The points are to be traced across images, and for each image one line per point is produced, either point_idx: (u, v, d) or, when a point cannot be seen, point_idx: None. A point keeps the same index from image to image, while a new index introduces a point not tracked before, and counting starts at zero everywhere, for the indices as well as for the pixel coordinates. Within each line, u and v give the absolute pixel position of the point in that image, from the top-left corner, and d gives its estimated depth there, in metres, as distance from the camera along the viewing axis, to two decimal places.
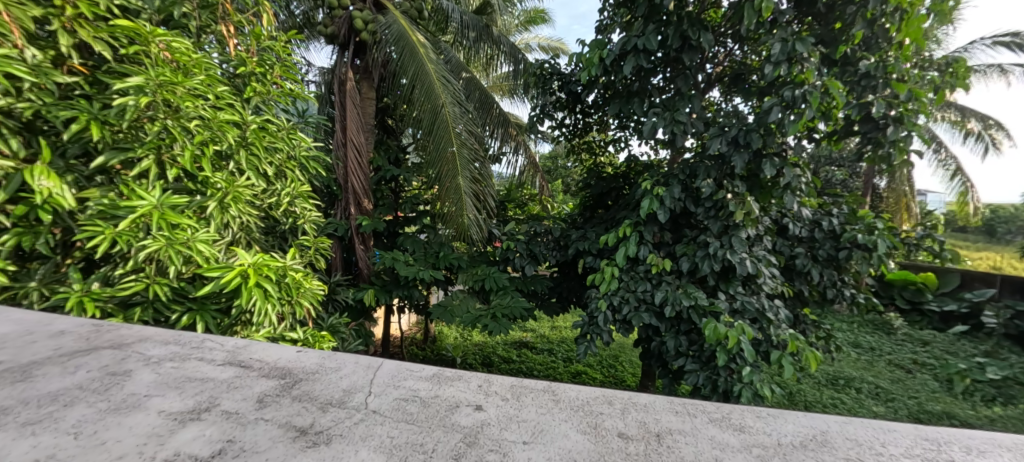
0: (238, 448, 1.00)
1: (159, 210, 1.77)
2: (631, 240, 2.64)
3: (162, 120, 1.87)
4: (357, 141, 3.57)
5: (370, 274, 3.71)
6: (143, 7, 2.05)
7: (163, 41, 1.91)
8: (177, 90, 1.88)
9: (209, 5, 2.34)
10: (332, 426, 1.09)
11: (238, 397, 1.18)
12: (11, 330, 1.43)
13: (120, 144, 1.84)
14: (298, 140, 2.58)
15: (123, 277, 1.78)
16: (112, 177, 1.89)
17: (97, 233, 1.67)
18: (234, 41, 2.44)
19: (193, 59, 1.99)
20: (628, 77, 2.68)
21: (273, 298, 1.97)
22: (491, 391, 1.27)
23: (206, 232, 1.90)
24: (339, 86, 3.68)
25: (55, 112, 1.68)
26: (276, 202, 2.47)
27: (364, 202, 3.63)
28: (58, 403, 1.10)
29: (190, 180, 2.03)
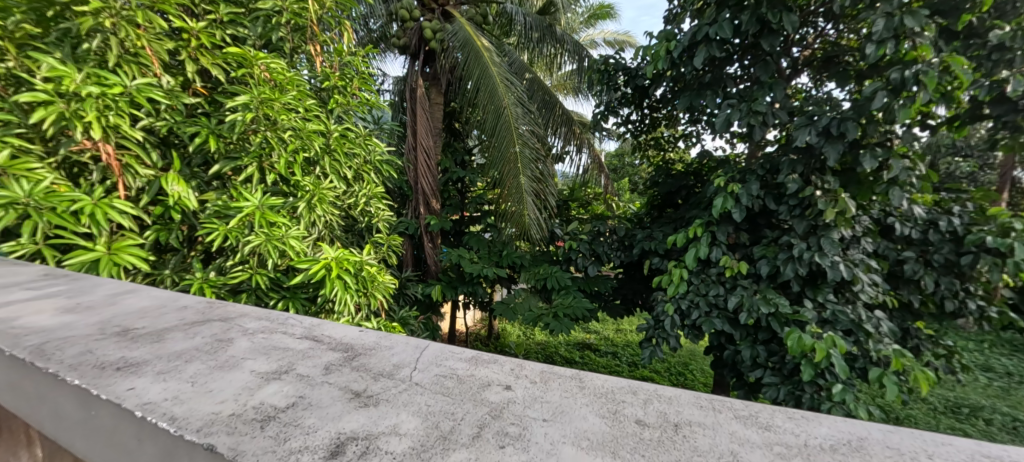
0: (306, 403, 0.90)
1: (261, 210, 2.02)
2: (702, 240, 2.54)
3: (263, 132, 2.12)
4: (427, 144, 3.77)
5: (437, 270, 3.95)
6: (248, 34, 2.35)
7: (264, 64, 2.17)
8: (274, 105, 2.12)
9: (300, 27, 2.58)
10: (382, 391, 0.96)
11: (314, 364, 1.08)
12: (151, 301, 1.46)
13: (231, 154, 2.12)
14: (373, 145, 2.78)
15: (233, 267, 2.05)
16: (225, 182, 2.18)
17: (213, 230, 1.93)
18: (320, 58, 2.68)
19: (287, 77, 2.23)
20: (700, 68, 2.58)
21: (351, 288, 2.21)
22: (526, 374, 1.05)
23: (297, 229, 2.14)
24: (410, 93, 3.91)
25: (184, 128, 1.98)
26: (355, 202, 2.69)
27: (433, 202, 3.84)
28: (179, 358, 1.07)
29: (284, 184, 2.29)
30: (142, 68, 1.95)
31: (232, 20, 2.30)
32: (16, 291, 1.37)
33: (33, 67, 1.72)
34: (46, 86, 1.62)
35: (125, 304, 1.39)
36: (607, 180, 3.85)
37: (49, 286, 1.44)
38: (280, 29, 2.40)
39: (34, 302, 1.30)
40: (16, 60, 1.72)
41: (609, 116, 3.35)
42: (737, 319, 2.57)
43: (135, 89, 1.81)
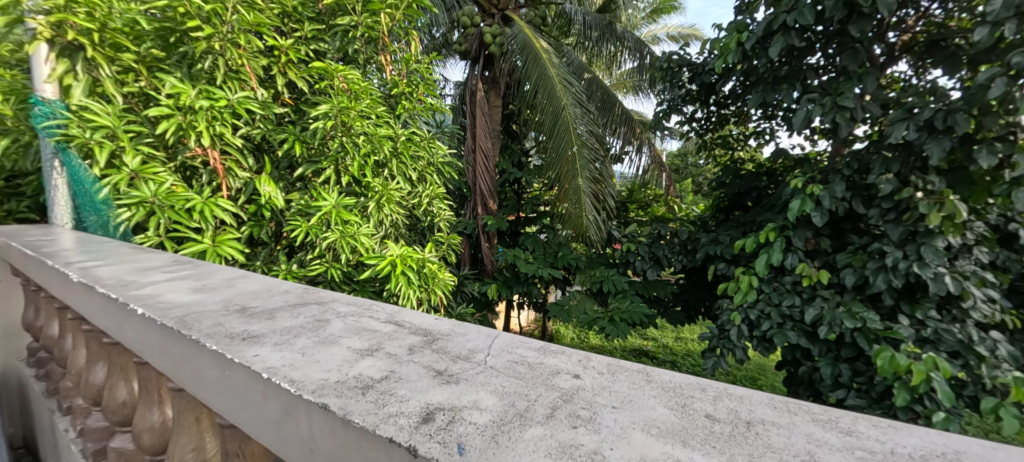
0: (397, 377, 0.68)
1: (336, 209, 2.17)
2: (775, 245, 2.28)
3: (340, 138, 2.27)
4: (485, 147, 3.86)
5: (494, 269, 4.02)
6: (328, 48, 2.55)
7: (342, 75, 2.32)
8: (350, 113, 2.25)
9: (373, 39, 2.72)
10: (468, 370, 0.73)
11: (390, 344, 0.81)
12: (265, 285, 1.18)
13: (313, 159, 2.30)
14: (436, 148, 2.88)
15: (312, 261, 2.22)
16: (307, 183, 2.37)
17: (297, 226, 2.10)
18: (390, 67, 2.82)
19: (362, 87, 2.37)
20: (774, 59, 2.25)
21: (414, 284, 2.33)
22: (592, 366, 0.77)
23: (368, 227, 2.28)
24: (471, 97, 4.03)
25: (275, 136, 2.19)
26: (419, 202, 2.82)
27: (490, 203, 3.94)
28: (271, 323, 0.85)
29: (356, 185, 2.44)
30: (240, 82, 2.17)
31: (315, 36, 2.50)
32: (150, 272, 1.19)
33: (158, 86, 1.99)
34: (168, 101, 1.85)
35: (245, 287, 1.14)
36: (668, 181, 3.72)
37: (179, 270, 1.24)
38: (356, 42, 2.56)
39: (169, 281, 1.11)
40: (144, 80, 1.99)
41: (673, 114, 3.21)
42: (814, 331, 2.24)
43: (237, 101, 2.01)
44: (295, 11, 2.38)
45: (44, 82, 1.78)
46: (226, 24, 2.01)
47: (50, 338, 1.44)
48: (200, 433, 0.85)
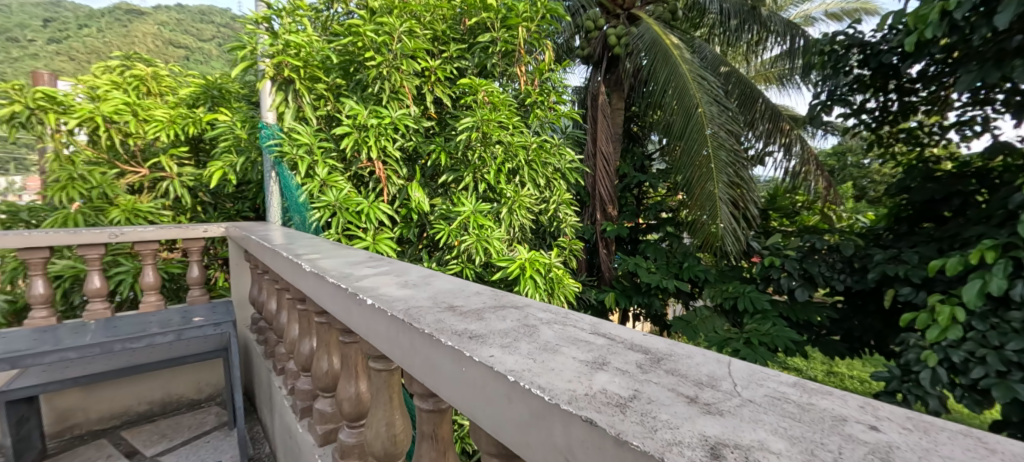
0: (645, 399, 0.45)
1: (474, 215, 2.29)
2: (993, 270, 1.80)
3: (479, 148, 2.41)
4: (606, 151, 3.73)
5: (611, 278, 3.86)
6: (468, 65, 2.77)
7: (485, 90, 2.44)
8: (491, 125, 2.36)
9: (508, 53, 2.80)
10: (733, 400, 0.46)
11: (579, 347, 0.56)
12: (458, 286, 0.97)
13: (454, 168, 2.49)
14: (566, 155, 2.84)
15: (451, 260, 2.39)
16: (446, 189, 2.57)
17: (440, 229, 2.28)
18: (524, 77, 2.90)
19: (502, 100, 2.46)
20: (997, 30, 1.81)
21: (541, 289, 2.30)
22: (886, 417, 0.45)
23: (500, 231, 2.37)
24: (591, 101, 3.92)
25: (424, 148, 2.42)
26: (546, 207, 2.83)
27: (610, 209, 3.79)
28: (474, 316, 0.70)
29: (491, 191, 2.58)
30: (399, 101, 2.45)
31: (458, 55, 2.73)
32: (358, 268, 1.18)
33: (340, 108, 2.37)
34: (349, 122, 2.15)
35: (441, 285, 0.96)
36: (824, 184, 3.26)
37: (384, 266, 1.20)
38: (494, 57, 2.70)
39: (380, 275, 1.07)
40: (331, 104, 2.39)
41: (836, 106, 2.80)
42: None
43: (398, 118, 2.25)
44: (444, 34, 2.62)
45: (268, 110, 2.20)
46: (391, 53, 2.30)
47: (267, 312, 1.81)
48: (391, 411, 0.95)
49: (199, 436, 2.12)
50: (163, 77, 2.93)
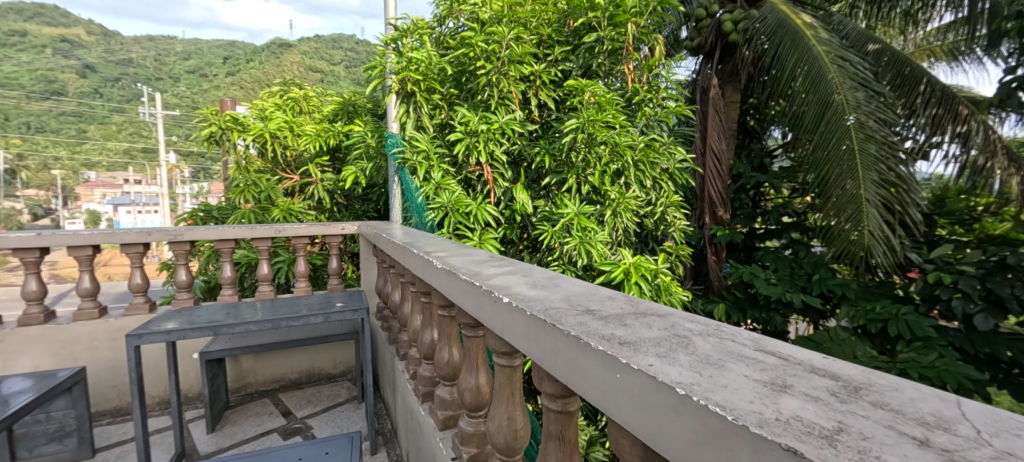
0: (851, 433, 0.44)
1: (577, 218, 2.33)
2: None
3: (582, 149, 2.49)
4: (718, 148, 3.52)
5: (721, 287, 3.65)
6: (572, 66, 3.29)
7: (592, 91, 2.54)
8: (596, 125, 2.40)
9: (614, 52, 3.18)
10: (959, 441, 0.42)
11: (748, 365, 0.60)
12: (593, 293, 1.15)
13: (558, 169, 2.59)
14: (676, 154, 2.76)
15: (553, 263, 2.44)
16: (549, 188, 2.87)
17: (543, 232, 2.41)
18: (632, 73, 3.16)
19: (608, 101, 2.50)
20: None
21: (646, 297, 2.26)
22: None
23: (603, 235, 2.39)
24: (701, 94, 3.71)
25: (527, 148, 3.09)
26: (653, 210, 2.76)
27: (720, 212, 3.56)
28: (619, 322, 0.88)
29: (594, 194, 2.62)
30: (507, 105, 3.21)
31: (564, 57, 3.28)
32: (484, 266, 1.89)
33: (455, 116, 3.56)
34: (464, 128, 3.04)
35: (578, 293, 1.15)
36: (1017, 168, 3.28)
37: (504, 265, 1.87)
38: (598, 55, 3.12)
39: (507, 275, 1.60)
40: (445, 113, 3.67)
41: None
42: None
43: (505, 122, 3.07)
44: (548, 38, 3.24)
45: (393, 120, 3.55)
46: (500, 62, 3.02)
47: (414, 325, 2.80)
48: (511, 408, 1.50)
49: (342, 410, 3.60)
50: (304, 110, 5.04)
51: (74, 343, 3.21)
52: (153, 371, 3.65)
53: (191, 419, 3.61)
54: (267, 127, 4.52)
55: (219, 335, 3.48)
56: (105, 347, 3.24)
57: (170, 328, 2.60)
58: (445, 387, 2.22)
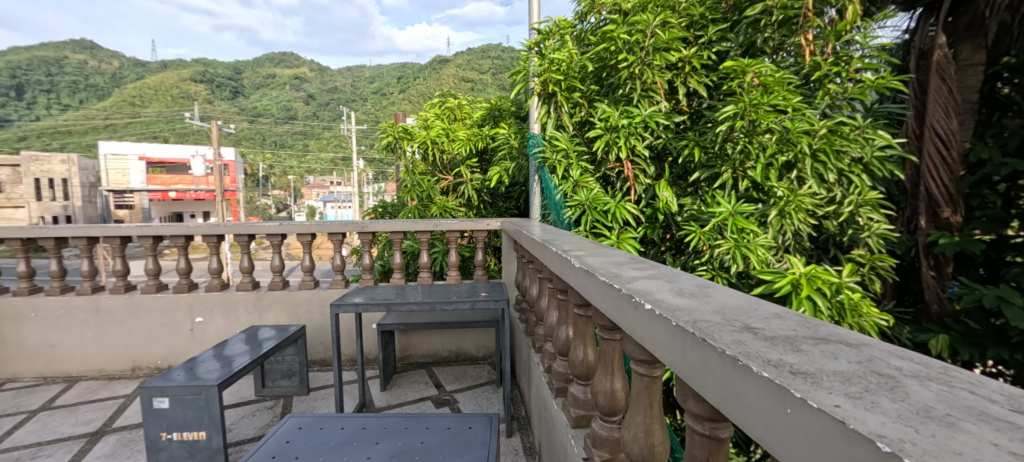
0: None
1: (733, 216, 2.48)
2: None
3: (741, 139, 2.57)
4: (943, 126, 3.06)
5: (943, 313, 3.13)
6: (731, 45, 3.04)
7: (754, 71, 2.61)
8: (760, 109, 2.45)
9: (786, 23, 2.81)
10: None
11: (997, 430, 0.50)
12: (752, 307, 1.07)
13: (708, 163, 2.77)
14: (874, 138, 2.55)
15: (717, 258, 2.53)
16: (697, 188, 3.14)
17: (690, 232, 2.63)
18: (812, 46, 2.81)
19: (778, 80, 2.52)
20: None
21: (823, 313, 2.08)
22: None
23: (766, 238, 2.44)
24: (919, 60, 3.32)
25: (673, 144, 3.01)
26: (838, 210, 2.59)
27: (944, 211, 3.10)
28: (790, 346, 0.79)
29: (755, 191, 2.70)
30: (651, 97, 3.07)
31: (721, 37, 3.04)
32: (624, 268, 1.82)
33: (592, 111, 3.55)
34: (602, 126, 2.99)
35: (728, 302, 1.13)
36: None
37: (647, 270, 1.76)
38: (767, 29, 2.81)
39: (649, 280, 1.52)
40: (584, 110, 3.62)
41: None
42: None
43: (647, 116, 2.93)
44: (700, 18, 3.04)
45: (535, 122, 3.74)
46: (643, 50, 2.89)
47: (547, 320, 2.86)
48: (649, 420, 1.41)
49: (475, 386, 4.15)
50: (459, 109, 5.52)
51: (298, 305, 4.57)
52: (348, 341, 4.60)
53: (368, 377, 4.40)
54: (428, 134, 5.08)
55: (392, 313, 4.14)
56: (317, 310, 4.58)
57: (357, 303, 3.37)
58: (579, 386, 2.20)
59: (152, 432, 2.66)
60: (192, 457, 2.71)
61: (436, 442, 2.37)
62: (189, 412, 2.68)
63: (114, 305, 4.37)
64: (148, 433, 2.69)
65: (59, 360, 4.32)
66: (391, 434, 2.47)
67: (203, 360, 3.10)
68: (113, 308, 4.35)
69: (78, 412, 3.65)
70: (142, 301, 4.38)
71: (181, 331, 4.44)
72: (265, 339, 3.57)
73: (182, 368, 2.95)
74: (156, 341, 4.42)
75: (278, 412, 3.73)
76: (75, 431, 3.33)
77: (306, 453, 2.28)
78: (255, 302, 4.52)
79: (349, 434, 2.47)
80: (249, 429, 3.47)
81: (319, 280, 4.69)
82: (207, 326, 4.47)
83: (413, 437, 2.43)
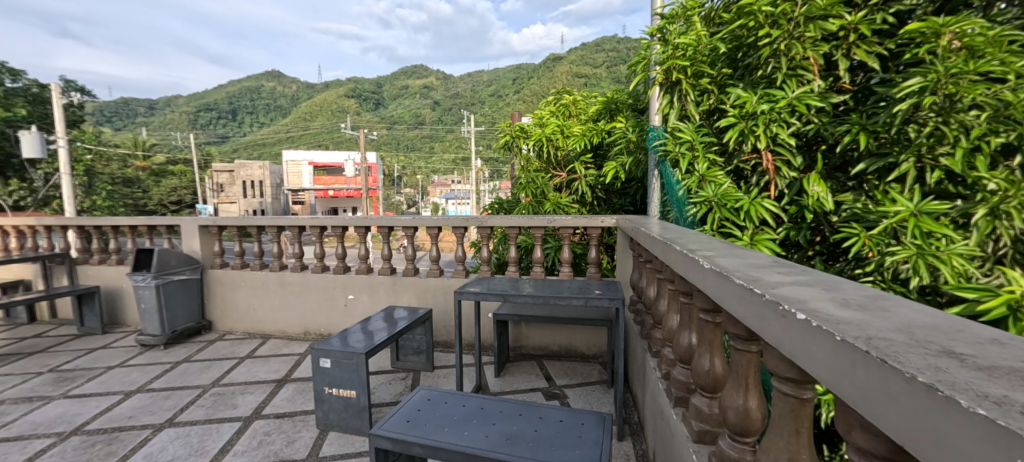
0: None
1: (916, 218, 2.16)
2: None
3: (935, 118, 2.19)
4: None
5: None
6: (916, 5, 2.56)
7: (955, 30, 2.20)
8: (960, 81, 2.08)
9: None
10: None
11: None
12: (948, 327, 0.86)
13: (881, 149, 2.44)
14: None
15: (897, 265, 2.18)
16: (862, 183, 2.70)
17: (854, 234, 2.38)
18: None
19: (992, 38, 2.15)
20: None
21: None
22: None
23: (966, 246, 2.06)
24: None
25: (832, 129, 2.64)
26: None
27: None
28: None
29: (951, 184, 2.29)
30: (801, 76, 2.79)
31: None
32: (766, 271, 1.60)
33: (721, 97, 3.21)
34: (734, 114, 2.86)
35: (914, 318, 0.92)
36: None
37: (795, 274, 1.53)
38: None
39: (800, 286, 1.32)
40: (714, 97, 3.29)
41: None
42: None
43: (795, 98, 2.67)
44: None
45: (656, 113, 3.58)
46: (791, 24, 2.68)
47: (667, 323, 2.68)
48: (795, 447, 1.22)
49: (585, 385, 4.07)
50: (578, 102, 5.44)
51: (426, 291, 4.97)
52: (468, 327, 4.86)
53: (485, 362, 4.62)
54: (544, 131, 5.14)
55: (508, 304, 4.28)
56: (441, 297, 4.92)
57: (476, 292, 3.52)
58: (702, 397, 2.03)
59: (319, 385, 3.41)
60: (346, 409, 3.40)
61: (551, 434, 2.34)
62: (344, 374, 3.36)
63: (293, 280, 5.39)
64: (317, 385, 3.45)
65: (259, 320, 5.55)
66: (507, 419, 2.52)
67: (353, 330, 3.74)
68: (292, 282, 5.37)
69: (270, 361, 4.78)
70: (312, 279, 5.32)
71: (338, 305, 5.25)
72: (398, 318, 4.00)
73: (339, 335, 3.63)
74: (321, 312, 5.33)
75: (408, 383, 4.11)
76: (269, 377, 4.41)
77: (432, 425, 2.45)
78: (392, 286, 5.07)
79: (469, 412, 2.59)
80: (385, 395, 3.90)
81: (443, 269, 4.99)
82: (357, 303, 5.20)
83: (524, 424, 2.45)
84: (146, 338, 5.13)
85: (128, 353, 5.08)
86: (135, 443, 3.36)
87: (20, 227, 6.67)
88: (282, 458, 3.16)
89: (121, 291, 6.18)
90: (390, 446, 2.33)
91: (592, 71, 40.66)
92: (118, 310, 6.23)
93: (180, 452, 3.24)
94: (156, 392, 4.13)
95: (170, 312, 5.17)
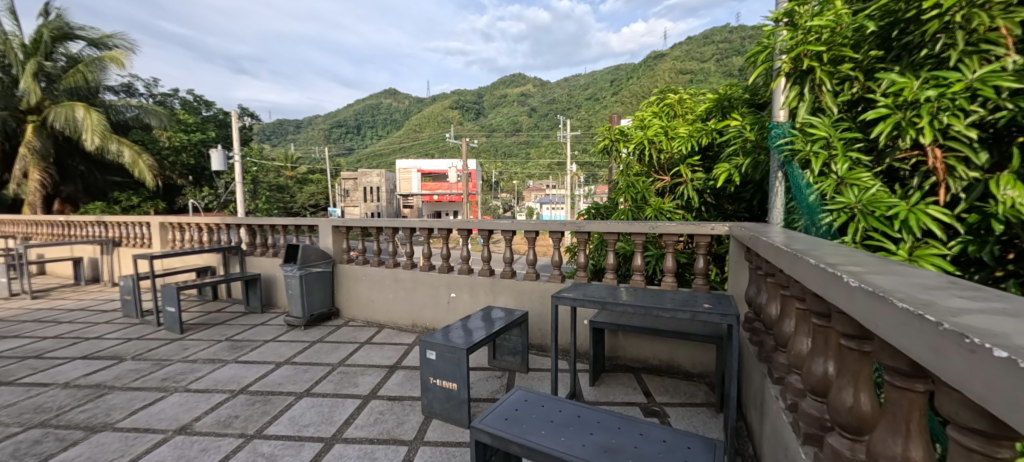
0: None
1: None
2: None
3: None
4: None
5: None
6: None
7: None
8: None
9: None
10: None
11: None
12: None
13: None
14: None
15: None
16: None
17: None
18: None
19: None
20: None
21: None
22: None
23: None
24: None
25: None
26: None
27: None
28: None
29: None
30: (989, 53, 2.32)
31: None
32: (941, 293, 1.28)
33: (872, 85, 2.76)
34: (887, 105, 2.47)
35: None
36: None
37: (983, 300, 1.19)
38: None
39: (994, 318, 1.04)
40: (859, 86, 2.86)
41: None
42: None
43: (979, 81, 2.22)
44: None
45: (780, 108, 3.16)
46: None
47: (794, 346, 2.33)
48: None
49: (688, 404, 3.74)
50: (687, 101, 5.06)
51: (523, 294, 4.93)
52: (564, 333, 4.74)
53: (580, 370, 4.47)
54: (646, 134, 4.84)
55: (607, 311, 4.09)
56: (538, 300, 4.84)
57: (574, 297, 3.39)
58: (842, 438, 1.71)
59: (425, 374, 3.53)
60: (447, 401, 3.47)
61: (650, 454, 2.13)
62: (447, 367, 3.43)
63: (405, 276, 5.69)
64: (422, 375, 3.58)
65: (377, 310, 5.96)
66: (606, 430, 2.34)
67: (454, 327, 3.80)
68: (403, 278, 5.69)
69: (383, 348, 5.09)
70: (419, 276, 5.58)
71: (441, 302, 5.44)
72: (496, 318, 4.00)
73: (443, 329, 3.73)
74: (427, 308, 5.57)
75: (504, 382, 4.11)
76: (384, 361, 4.71)
77: (529, 426, 2.37)
78: (491, 286, 5.11)
79: (566, 419, 2.46)
80: (482, 390, 3.93)
81: (540, 273, 4.91)
82: (458, 301, 5.34)
83: (627, 438, 2.26)
84: (292, 319, 5.83)
85: (277, 331, 5.81)
86: (282, 406, 3.81)
87: (209, 224, 7.99)
88: (393, 437, 3.31)
89: (273, 278, 7.07)
90: (491, 441, 2.33)
91: (694, 70, 38.20)
92: (271, 294, 7.15)
93: (315, 418, 3.59)
94: (298, 366, 4.65)
95: (309, 298, 5.81)
